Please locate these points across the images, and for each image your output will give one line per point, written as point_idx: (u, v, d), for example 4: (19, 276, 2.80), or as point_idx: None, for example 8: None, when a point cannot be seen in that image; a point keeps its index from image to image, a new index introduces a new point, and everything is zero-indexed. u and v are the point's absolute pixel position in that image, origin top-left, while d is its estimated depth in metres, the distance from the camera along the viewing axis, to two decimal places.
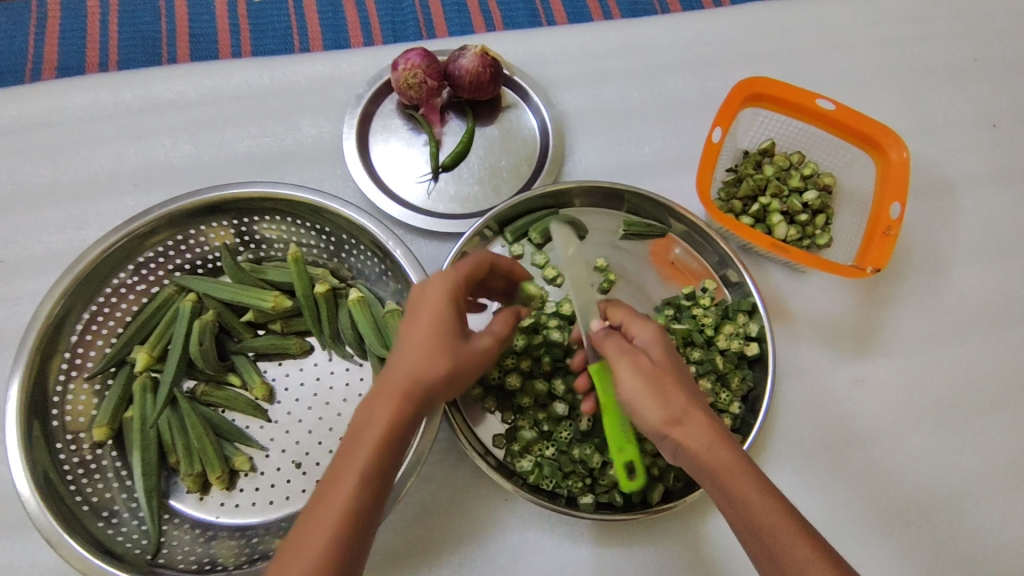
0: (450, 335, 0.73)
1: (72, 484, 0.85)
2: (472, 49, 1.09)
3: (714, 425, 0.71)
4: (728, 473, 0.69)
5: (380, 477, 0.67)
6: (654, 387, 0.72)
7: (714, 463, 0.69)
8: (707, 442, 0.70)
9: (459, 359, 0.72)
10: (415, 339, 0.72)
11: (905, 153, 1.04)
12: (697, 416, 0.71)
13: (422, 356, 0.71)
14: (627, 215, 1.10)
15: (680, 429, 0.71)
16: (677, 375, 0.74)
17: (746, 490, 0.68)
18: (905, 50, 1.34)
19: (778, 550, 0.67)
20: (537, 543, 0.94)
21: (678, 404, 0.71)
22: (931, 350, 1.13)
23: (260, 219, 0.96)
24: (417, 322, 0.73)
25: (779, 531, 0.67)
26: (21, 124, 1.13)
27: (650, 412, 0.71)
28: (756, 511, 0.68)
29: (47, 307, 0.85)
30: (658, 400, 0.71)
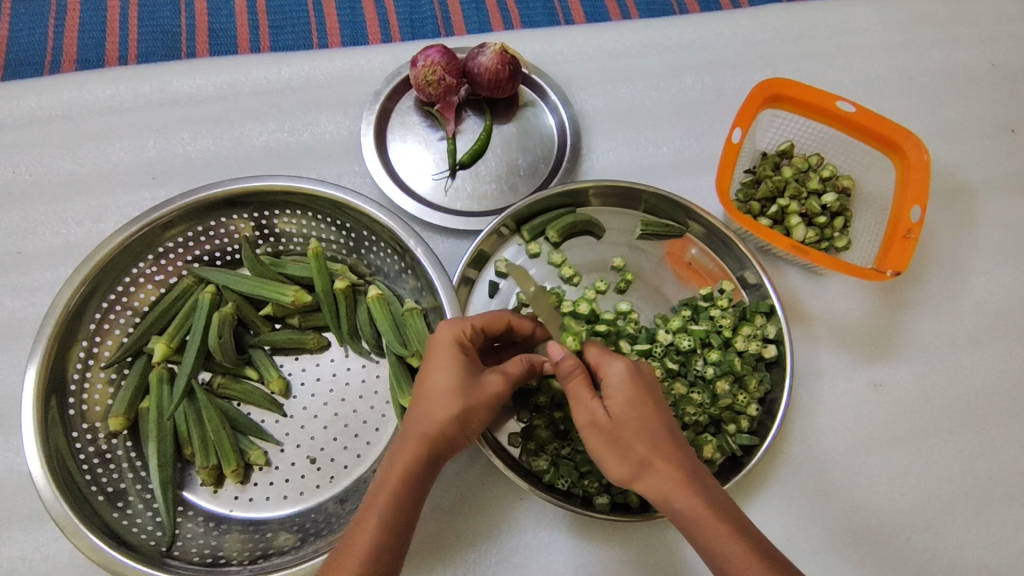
0: (459, 386, 0.73)
1: (88, 473, 0.85)
2: (491, 46, 1.08)
3: (674, 475, 0.71)
4: (687, 518, 0.70)
5: (395, 540, 0.69)
6: (611, 443, 0.73)
7: (675, 510, 0.71)
8: (666, 492, 0.71)
9: (468, 410, 0.73)
10: (423, 398, 0.73)
11: (925, 155, 1.03)
12: (659, 466, 0.71)
13: (430, 413, 0.72)
14: (644, 215, 1.10)
15: (641, 481, 0.72)
16: (640, 424, 0.72)
17: (708, 535, 0.69)
18: (925, 53, 1.33)
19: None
20: (551, 544, 0.93)
21: (638, 457, 0.71)
22: (948, 356, 1.12)
23: (280, 213, 0.97)
24: (426, 377, 0.75)
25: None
26: (40, 115, 1.13)
27: (614, 466, 0.73)
28: (720, 554, 0.69)
29: (68, 295, 0.85)
30: (617, 455, 0.73)
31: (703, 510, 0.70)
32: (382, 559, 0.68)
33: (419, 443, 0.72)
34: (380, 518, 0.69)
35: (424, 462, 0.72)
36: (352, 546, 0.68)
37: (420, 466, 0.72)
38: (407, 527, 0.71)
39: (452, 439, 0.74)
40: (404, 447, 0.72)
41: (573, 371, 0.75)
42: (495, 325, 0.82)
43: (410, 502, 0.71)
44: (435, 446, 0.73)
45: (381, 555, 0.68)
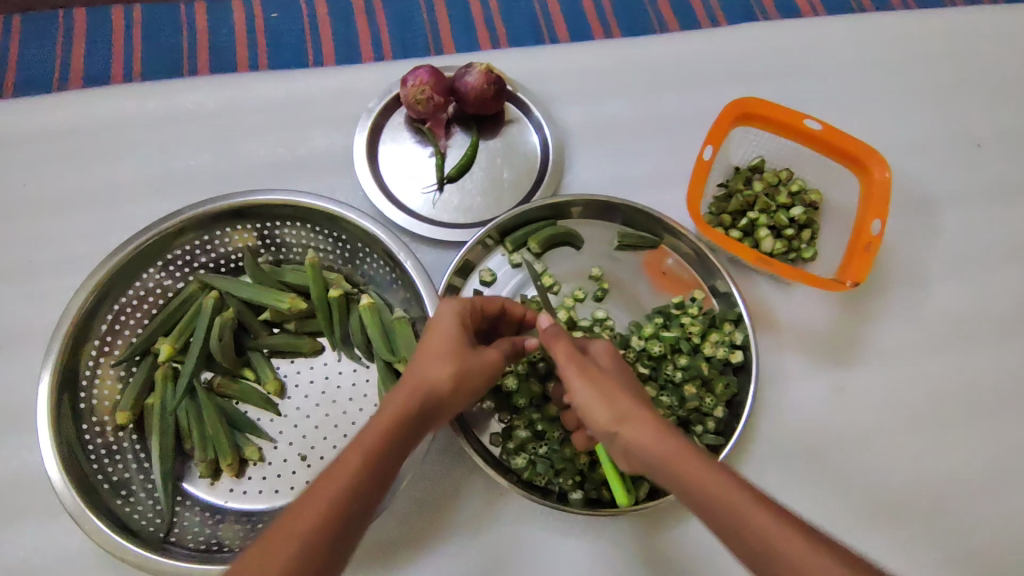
0: (455, 346, 0.79)
1: (95, 462, 0.92)
2: (477, 67, 1.15)
3: (658, 421, 0.71)
4: (674, 460, 0.67)
5: (372, 484, 0.69)
6: (599, 390, 0.74)
7: (661, 455, 0.68)
8: (649, 436, 0.70)
9: (460, 368, 0.78)
10: (423, 354, 0.78)
11: (887, 173, 1.10)
12: (647, 414, 0.72)
13: (428, 364, 0.77)
14: (622, 227, 1.16)
15: (626, 426, 0.71)
16: (624, 382, 0.78)
17: (706, 476, 0.66)
18: (894, 71, 1.39)
19: (740, 529, 0.63)
20: (529, 538, 0.99)
21: (622, 404, 0.72)
22: (909, 361, 1.18)
23: (282, 225, 1.03)
24: (428, 339, 0.81)
25: (751, 519, 0.63)
26: (50, 131, 1.19)
27: (600, 414, 0.73)
28: (714, 494, 0.65)
29: (81, 298, 0.91)
30: (603, 402, 0.73)
31: (689, 452, 0.68)
32: (356, 498, 0.67)
33: (411, 392, 0.75)
34: (362, 455, 0.69)
35: (414, 412, 0.74)
36: (332, 476, 0.68)
37: (410, 418, 0.73)
38: (386, 476, 0.70)
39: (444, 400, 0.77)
40: (400, 396, 0.74)
41: (563, 335, 0.81)
42: (490, 307, 0.91)
43: (394, 450, 0.71)
44: (429, 402, 0.75)
45: (358, 494, 0.67)
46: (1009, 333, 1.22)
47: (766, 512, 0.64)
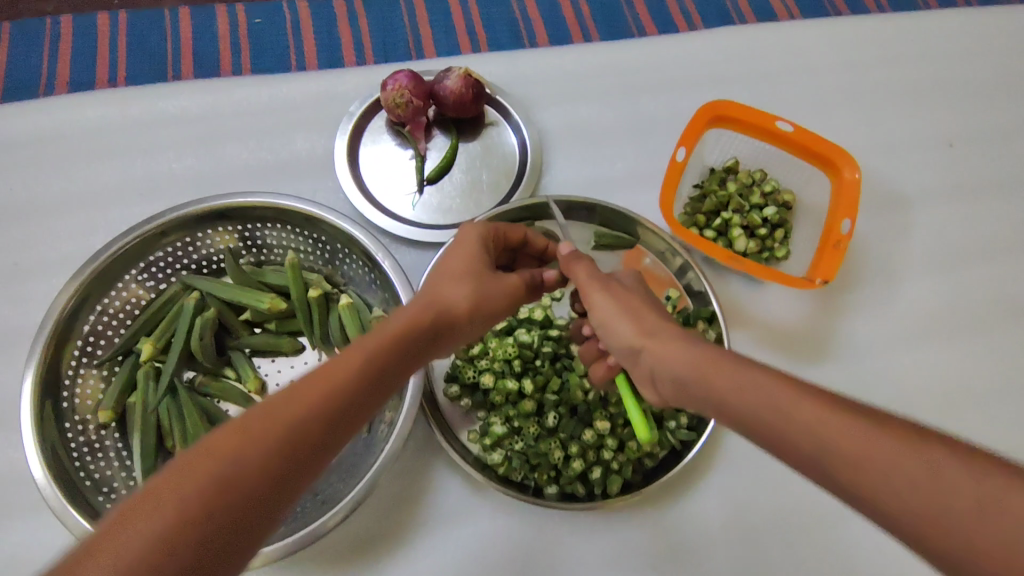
0: (473, 270, 0.84)
1: (77, 460, 0.93)
2: (456, 71, 1.17)
3: (684, 333, 0.76)
4: (706, 363, 0.70)
5: (369, 391, 0.70)
6: (625, 308, 0.81)
7: (690, 362, 0.72)
8: (674, 346, 0.74)
9: (477, 290, 0.83)
10: (442, 278, 0.83)
11: (856, 173, 1.12)
12: (669, 329, 0.77)
13: (445, 285, 0.81)
14: (599, 227, 1.18)
15: (653, 339, 0.77)
16: (649, 304, 0.84)
17: (729, 370, 0.68)
18: (867, 72, 1.42)
19: (782, 419, 0.62)
20: (505, 533, 1.00)
21: (648, 322, 0.79)
22: (881, 357, 1.20)
23: (263, 227, 1.05)
24: (448, 261, 0.85)
25: (771, 394, 0.64)
26: (36, 136, 1.21)
27: (625, 330, 0.79)
28: (744, 387, 0.66)
29: (63, 301, 0.92)
30: (630, 317, 0.80)
31: (717, 356, 0.70)
32: (353, 395, 0.68)
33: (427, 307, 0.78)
34: (363, 359, 0.70)
35: (422, 326, 0.76)
36: (330, 369, 0.68)
37: (416, 330, 0.76)
38: (383, 384, 0.71)
39: (453, 323, 0.80)
40: (415, 311, 0.77)
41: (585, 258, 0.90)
42: (513, 234, 0.96)
43: (393, 362, 0.72)
44: (437, 320, 0.78)
45: (355, 390, 0.68)
46: (979, 328, 1.24)
47: (804, 399, 0.62)
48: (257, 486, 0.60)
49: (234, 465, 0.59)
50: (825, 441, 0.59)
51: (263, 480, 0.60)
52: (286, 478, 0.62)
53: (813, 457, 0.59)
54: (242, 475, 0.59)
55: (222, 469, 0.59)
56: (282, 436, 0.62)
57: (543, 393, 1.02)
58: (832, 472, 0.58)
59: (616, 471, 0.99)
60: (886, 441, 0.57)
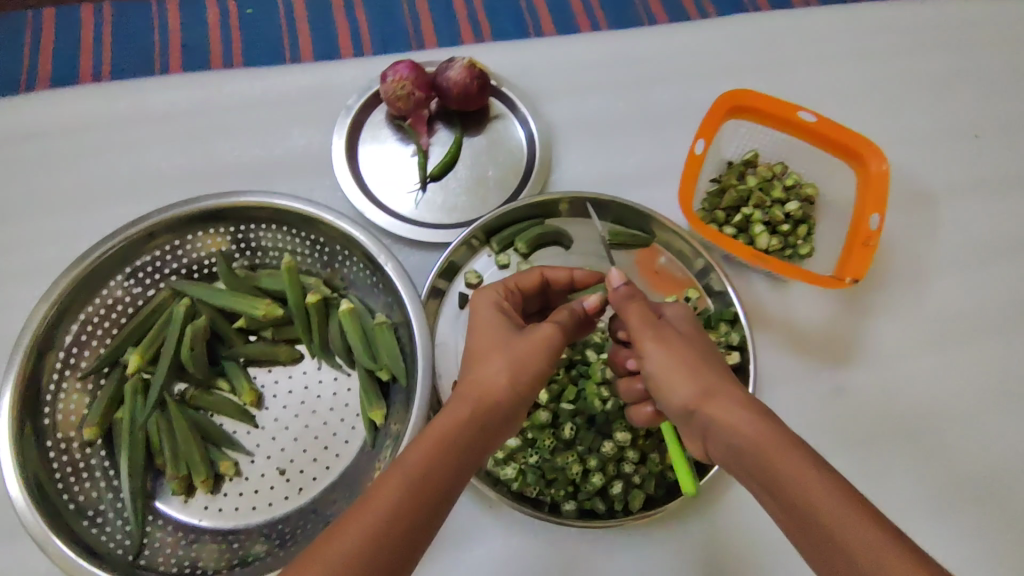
0: (510, 337, 0.76)
1: (60, 482, 0.86)
2: (460, 61, 1.10)
3: (746, 399, 0.70)
4: (768, 448, 0.65)
5: (421, 512, 0.63)
6: (680, 362, 0.74)
7: (751, 440, 0.67)
8: (733, 417, 0.69)
9: (518, 355, 0.73)
10: (484, 352, 0.75)
11: (884, 165, 1.06)
12: (727, 393, 0.71)
13: (486, 360, 0.74)
14: (613, 225, 1.11)
15: (710, 403, 0.71)
16: (704, 352, 0.76)
17: (793, 465, 0.64)
18: (888, 60, 1.35)
19: (840, 538, 0.59)
20: (519, 552, 0.94)
21: (707, 379, 0.72)
22: (911, 359, 1.14)
23: (257, 227, 0.98)
24: (484, 329, 0.78)
25: (829, 505, 0.61)
26: (15, 134, 1.15)
27: (680, 388, 0.73)
28: (809, 491, 0.62)
29: (41, 312, 0.86)
30: (686, 375, 0.73)
31: (784, 444, 0.65)
32: (402, 524, 0.61)
33: (476, 397, 0.71)
34: (406, 482, 0.63)
35: (473, 419, 0.69)
36: (371, 502, 0.62)
37: (463, 431, 0.68)
38: (437, 499, 0.64)
39: (506, 409, 0.72)
40: (458, 406, 0.70)
41: (635, 295, 0.80)
42: (526, 284, 0.91)
43: (444, 474, 0.65)
44: (485, 412, 0.70)
45: (404, 517, 0.62)
46: (1013, 326, 1.18)
47: (869, 526, 0.59)
48: None
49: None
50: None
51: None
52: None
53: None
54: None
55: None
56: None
57: (559, 402, 0.95)
58: None
59: (638, 484, 0.93)
60: None
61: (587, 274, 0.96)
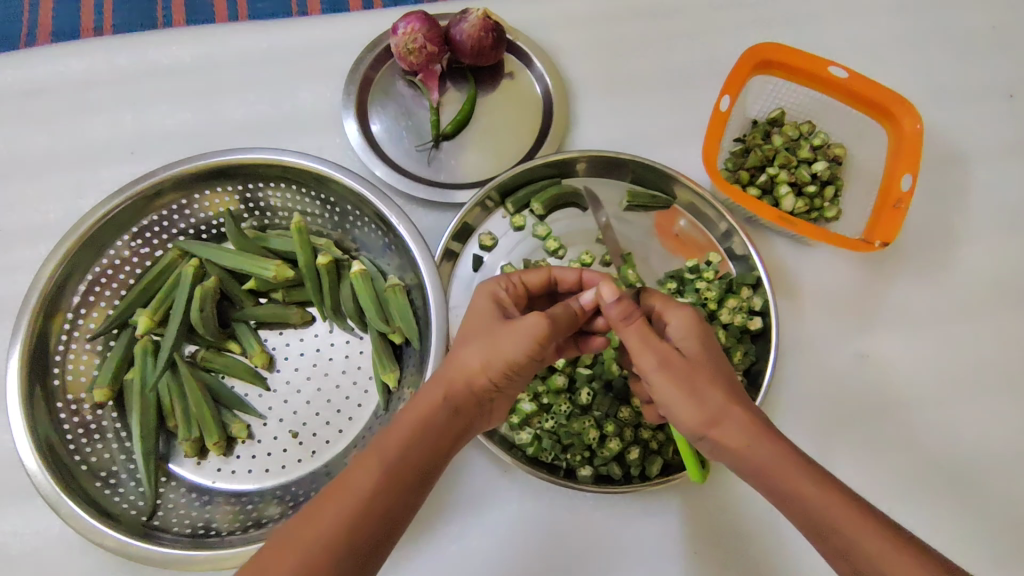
0: (491, 326, 0.72)
1: (71, 444, 0.85)
2: (475, 11, 1.05)
3: (752, 420, 0.67)
4: (775, 472, 0.65)
5: (398, 495, 0.63)
6: (685, 386, 0.69)
7: (758, 463, 0.66)
8: (742, 442, 0.67)
9: (494, 345, 0.69)
10: (461, 344, 0.71)
11: (918, 124, 1.01)
12: (735, 414, 0.68)
13: (459, 351, 0.70)
14: (631, 185, 1.08)
15: (716, 429, 0.68)
16: (712, 367, 0.71)
17: (801, 485, 0.64)
18: (923, 15, 1.29)
19: (850, 551, 0.61)
20: (534, 517, 0.92)
21: (715, 403, 0.68)
22: (938, 325, 1.11)
23: (266, 186, 0.95)
24: (469, 323, 0.74)
25: (841, 520, 0.62)
26: (17, 90, 1.11)
27: (686, 416, 0.69)
28: (821, 508, 0.63)
29: (49, 271, 0.84)
30: (692, 402, 0.68)
31: (795, 464, 0.65)
32: (380, 507, 0.62)
33: (448, 389, 0.68)
34: (383, 465, 0.63)
35: (443, 413, 0.67)
36: (345, 484, 0.62)
37: (438, 413, 0.67)
38: (404, 495, 0.63)
39: (480, 394, 0.70)
40: (431, 390, 0.68)
41: (633, 313, 0.72)
42: (533, 281, 0.83)
43: (420, 457, 0.65)
44: (458, 393, 0.69)
45: (381, 500, 0.62)
46: None
47: (876, 535, 0.61)
48: None
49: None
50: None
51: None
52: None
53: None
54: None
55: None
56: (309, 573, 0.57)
57: (575, 366, 0.93)
58: None
59: (655, 451, 0.92)
60: None
61: (598, 275, 0.86)
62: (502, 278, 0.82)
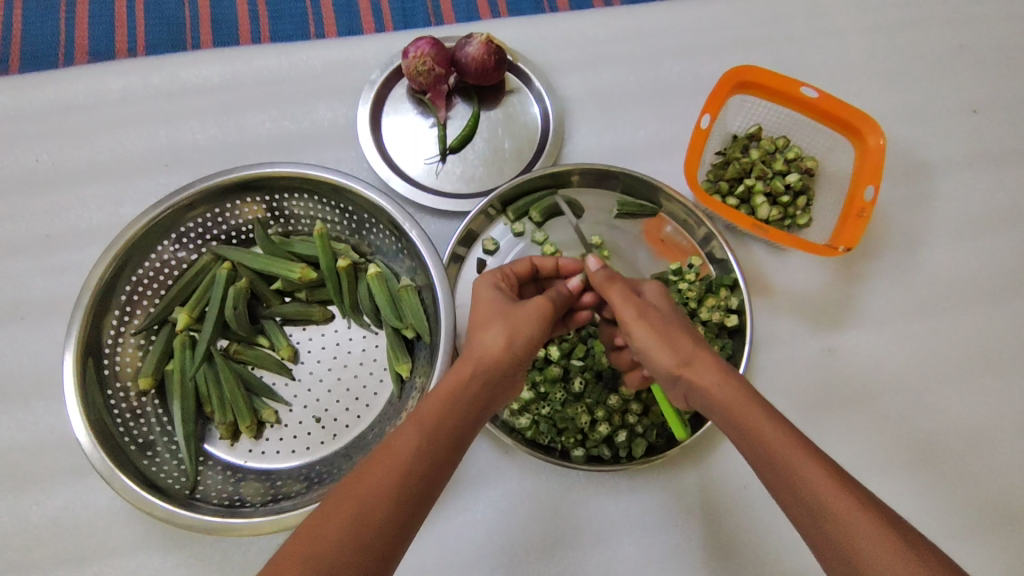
0: (506, 310, 0.85)
1: (120, 426, 0.95)
2: (478, 37, 1.15)
3: (719, 363, 0.79)
4: (734, 406, 0.76)
5: (436, 451, 0.71)
6: (662, 333, 0.82)
7: (721, 399, 0.77)
8: (709, 378, 0.78)
9: (512, 324, 0.83)
10: (483, 327, 0.83)
11: (881, 140, 1.11)
12: (705, 358, 0.80)
13: (483, 330, 0.82)
14: (621, 195, 1.19)
15: (691, 369, 0.79)
16: (680, 323, 0.85)
17: (755, 418, 0.74)
18: (893, 35, 1.39)
19: (790, 477, 0.70)
20: (532, 493, 1.03)
21: (686, 348, 0.80)
22: (900, 322, 1.22)
23: (290, 197, 1.06)
24: (483, 308, 0.87)
25: (782, 448, 0.72)
26: (60, 106, 1.22)
27: (663, 359, 0.81)
28: (766, 440, 0.73)
29: (99, 272, 0.94)
30: (666, 346, 0.81)
31: (748, 399, 0.76)
32: (422, 460, 0.70)
33: (479, 363, 0.79)
34: (422, 428, 0.72)
35: (476, 382, 0.78)
36: (393, 445, 0.70)
37: (469, 387, 0.77)
38: (445, 450, 0.72)
39: (506, 368, 0.81)
40: (461, 367, 0.79)
41: (615, 278, 0.88)
42: (520, 269, 0.98)
43: (453, 423, 0.74)
44: (486, 370, 0.79)
45: (424, 458, 0.70)
46: (999, 293, 1.25)
47: (814, 465, 0.70)
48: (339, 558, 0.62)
49: (332, 559, 0.62)
50: (823, 509, 0.67)
51: (359, 565, 0.62)
52: (385, 550, 0.65)
53: (807, 520, 0.68)
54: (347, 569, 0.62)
55: (312, 561, 0.61)
56: (365, 522, 0.64)
57: (569, 358, 1.04)
58: (815, 529, 0.68)
59: (640, 434, 1.02)
60: (870, 524, 0.65)
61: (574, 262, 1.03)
62: (500, 269, 0.96)
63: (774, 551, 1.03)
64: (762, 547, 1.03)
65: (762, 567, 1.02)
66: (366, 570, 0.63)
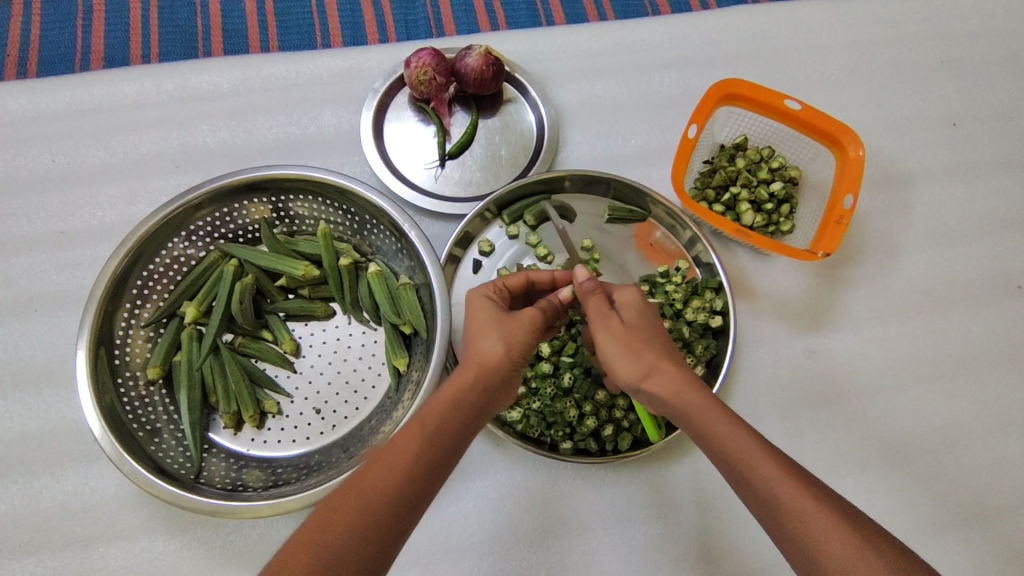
0: (497, 319, 0.88)
1: (129, 414, 1.00)
2: (477, 49, 1.21)
3: (680, 372, 0.82)
4: (694, 412, 0.80)
5: (439, 453, 0.76)
6: (625, 346, 0.84)
7: (684, 406, 0.81)
8: (670, 388, 0.82)
9: (507, 336, 0.86)
10: (478, 338, 0.87)
11: (860, 151, 1.16)
12: (665, 368, 0.83)
13: (481, 341, 0.86)
14: (611, 201, 1.24)
15: (651, 380, 0.82)
16: (650, 331, 0.87)
17: (712, 423, 0.79)
18: (876, 51, 1.45)
19: (745, 474, 0.76)
20: (522, 484, 1.07)
21: (646, 360, 0.83)
22: (878, 326, 1.26)
23: (295, 198, 1.10)
24: (474, 317, 0.91)
25: (743, 450, 0.77)
26: (74, 109, 1.27)
27: (625, 369, 0.84)
28: (722, 442, 0.78)
29: (113, 265, 0.98)
30: (629, 358, 0.84)
31: (708, 406, 0.80)
32: (424, 460, 0.75)
33: (478, 370, 0.83)
34: (423, 429, 0.77)
35: (475, 388, 0.82)
36: (393, 448, 0.75)
37: (469, 393, 0.82)
38: (448, 452, 0.78)
39: (503, 373, 0.85)
40: (462, 373, 0.83)
41: (597, 289, 0.90)
42: (514, 284, 1.00)
43: (453, 425, 0.79)
44: (487, 375, 0.83)
45: (424, 459, 0.75)
46: (974, 299, 1.30)
47: (771, 463, 0.75)
48: (348, 544, 0.67)
49: (340, 547, 0.66)
50: (780, 505, 0.72)
51: (361, 555, 0.67)
52: (390, 543, 0.69)
53: (767, 516, 0.73)
54: (353, 557, 0.66)
55: (317, 550, 0.65)
56: (370, 515, 0.69)
57: (559, 355, 1.09)
58: (773, 524, 0.72)
59: (627, 428, 1.07)
60: (824, 516, 0.70)
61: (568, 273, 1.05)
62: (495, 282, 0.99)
63: (753, 542, 1.07)
64: (742, 537, 1.07)
65: (741, 557, 1.06)
66: (368, 561, 0.67)
